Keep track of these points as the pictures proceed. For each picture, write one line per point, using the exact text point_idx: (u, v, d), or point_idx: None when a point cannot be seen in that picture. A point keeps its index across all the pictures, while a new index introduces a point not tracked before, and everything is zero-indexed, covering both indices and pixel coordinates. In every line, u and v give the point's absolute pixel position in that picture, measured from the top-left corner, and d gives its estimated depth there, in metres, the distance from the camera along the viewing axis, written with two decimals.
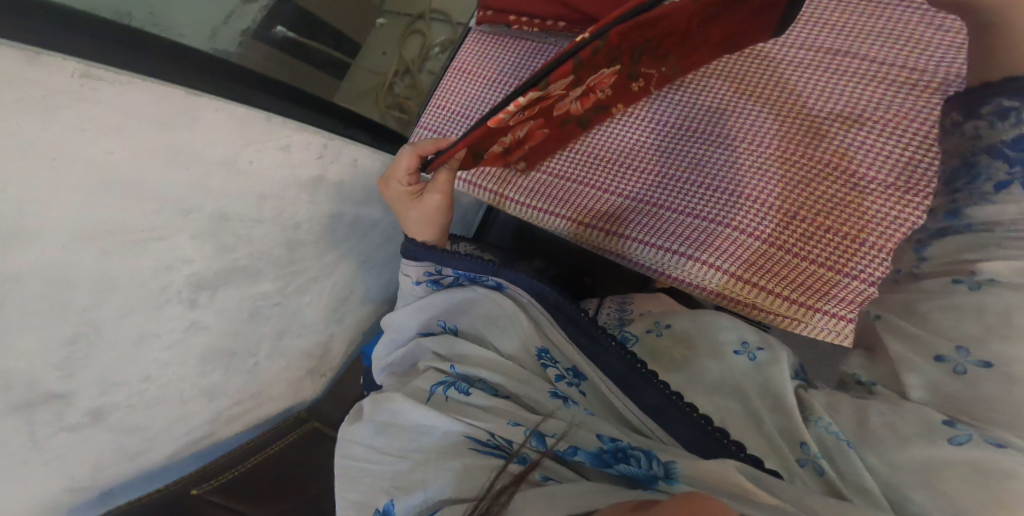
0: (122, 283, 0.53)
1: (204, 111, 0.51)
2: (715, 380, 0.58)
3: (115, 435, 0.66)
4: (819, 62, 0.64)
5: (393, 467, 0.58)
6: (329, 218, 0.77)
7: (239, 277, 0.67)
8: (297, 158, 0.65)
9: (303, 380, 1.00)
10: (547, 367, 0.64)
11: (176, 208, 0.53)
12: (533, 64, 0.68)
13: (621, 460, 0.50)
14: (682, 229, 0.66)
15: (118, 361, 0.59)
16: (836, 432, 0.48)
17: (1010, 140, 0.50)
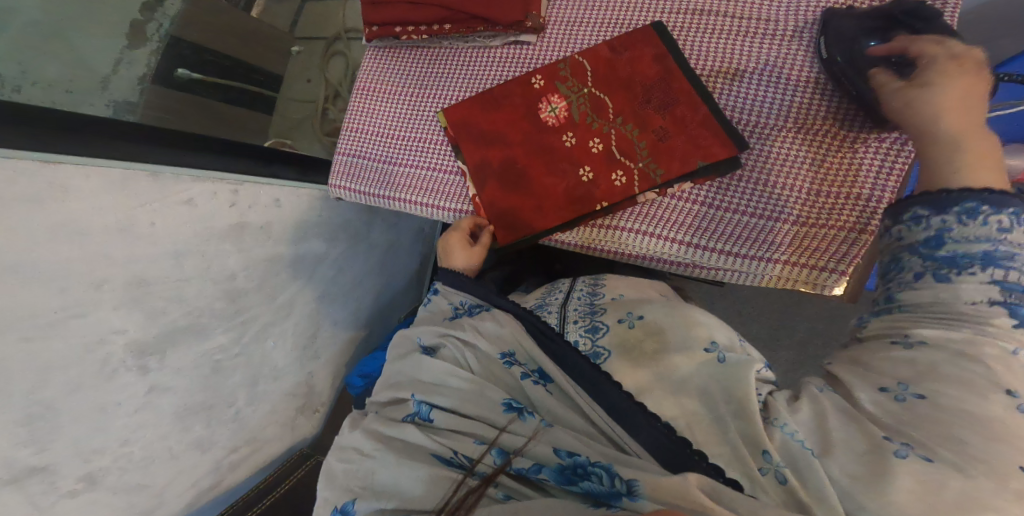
0: (57, 361, 0.52)
1: (69, 177, 0.49)
2: (685, 383, 0.45)
3: (118, 497, 0.67)
4: (725, 25, 0.59)
5: (364, 466, 0.47)
6: (268, 262, 0.79)
7: (185, 336, 0.67)
8: (206, 210, 0.65)
9: (297, 418, 1.03)
10: (510, 365, 0.50)
11: (87, 283, 0.52)
12: (435, 71, 0.72)
13: (584, 478, 0.39)
14: (700, 219, 0.57)
15: (85, 434, 0.58)
16: (799, 439, 0.37)
17: (924, 239, 0.40)
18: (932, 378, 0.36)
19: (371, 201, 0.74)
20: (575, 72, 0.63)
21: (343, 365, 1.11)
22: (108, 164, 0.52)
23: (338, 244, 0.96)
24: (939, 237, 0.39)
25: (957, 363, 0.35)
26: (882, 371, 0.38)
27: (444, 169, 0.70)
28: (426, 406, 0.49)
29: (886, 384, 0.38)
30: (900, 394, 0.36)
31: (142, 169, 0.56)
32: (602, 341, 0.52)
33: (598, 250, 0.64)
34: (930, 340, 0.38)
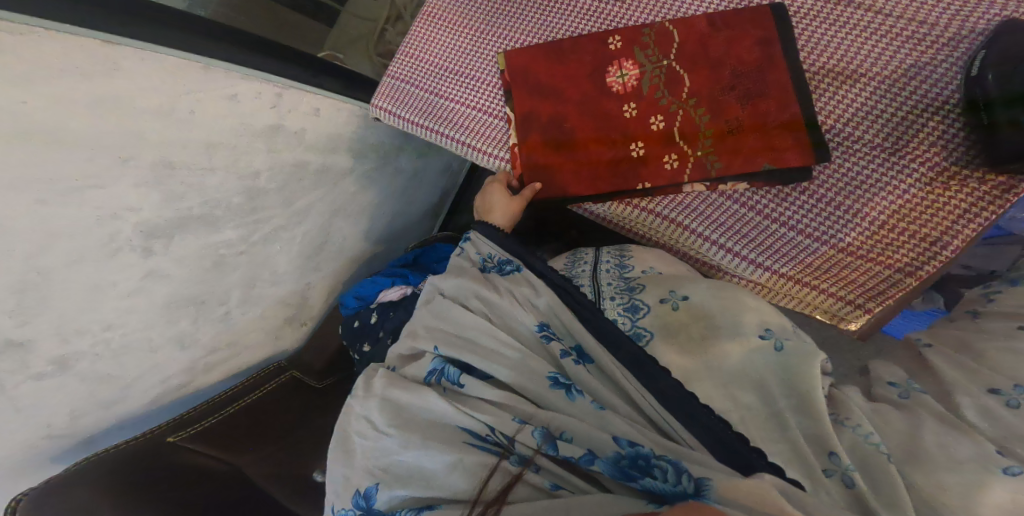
0: (64, 231, 0.49)
1: (125, 59, 0.46)
2: (735, 374, 0.46)
3: (86, 384, 0.66)
4: (859, 20, 0.53)
5: (382, 446, 0.47)
6: (294, 167, 0.75)
7: (197, 225, 0.64)
8: (247, 107, 0.61)
9: (283, 328, 1.00)
10: (549, 340, 0.50)
11: (114, 157, 0.49)
12: (509, 9, 0.68)
13: (644, 473, 0.39)
14: (751, 227, 0.56)
15: (73, 312, 0.57)
16: (875, 442, 0.39)
17: None
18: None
19: (410, 130, 0.71)
20: (659, 41, 0.60)
21: (341, 284, 1.09)
22: (163, 51, 0.49)
23: (366, 162, 0.93)
24: None
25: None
26: (993, 375, 0.43)
27: (494, 115, 0.67)
28: (453, 370, 0.50)
29: (998, 386, 0.42)
30: (1013, 396, 0.41)
31: (195, 61, 0.53)
32: (645, 321, 0.53)
33: (631, 227, 0.64)
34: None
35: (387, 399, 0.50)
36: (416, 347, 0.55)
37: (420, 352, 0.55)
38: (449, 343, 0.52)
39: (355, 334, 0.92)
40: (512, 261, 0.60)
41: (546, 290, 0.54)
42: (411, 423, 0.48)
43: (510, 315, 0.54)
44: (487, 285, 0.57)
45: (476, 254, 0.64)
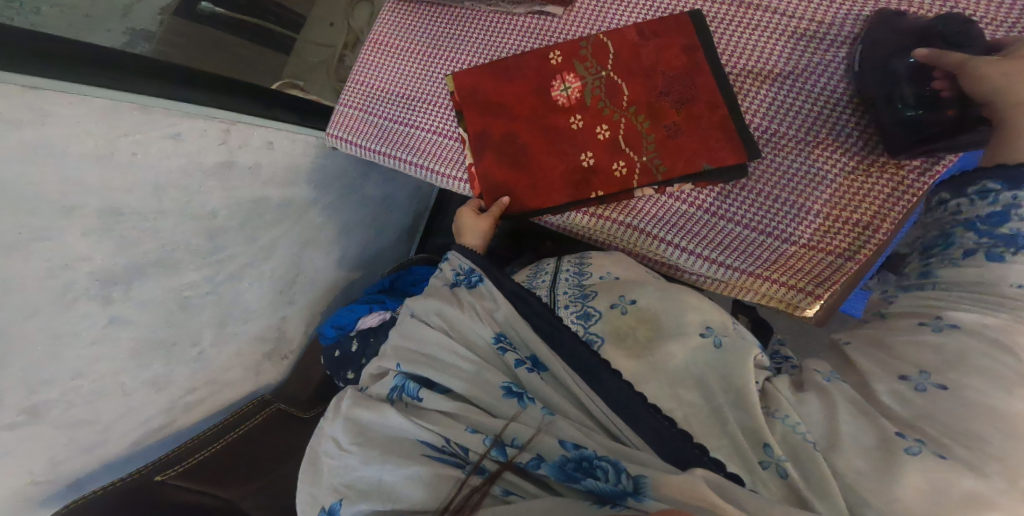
0: (14, 285, 0.49)
1: (52, 105, 0.46)
2: (679, 373, 0.46)
3: (60, 432, 0.63)
4: (770, 23, 0.57)
5: (346, 463, 0.47)
6: (254, 203, 0.76)
7: (156, 270, 0.64)
8: (192, 146, 0.62)
9: (263, 365, 0.99)
10: (504, 352, 0.50)
11: (56, 206, 0.49)
12: (451, 32, 0.70)
13: (588, 474, 0.39)
14: (704, 226, 0.57)
15: (36, 362, 0.55)
16: (804, 432, 0.39)
17: (985, 215, 0.49)
18: (954, 371, 0.39)
19: (367, 156, 0.72)
20: (596, 53, 0.62)
21: (318, 315, 1.08)
22: (94, 94, 0.50)
23: (329, 193, 0.93)
24: (999, 213, 0.48)
25: (982, 354, 0.39)
26: (900, 363, 0.42)
27: (447, 135, 0.68)
28: (413, 385, 0.51)
29: (906, 373, 0.41)
30: (920, 381, 0.40)
31: (130, 103, 0.54)
32: (595, 328, 0.53)
33: (585, 233, 0.65)
34: (965, 323, 0.42)
35: (350, 417, 0.50)
36: (382, 365, 0.55)
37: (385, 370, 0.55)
38: (411, 360, 0.52)
39: (337, 363, 0.91)
40: (475, 272, 0.60)
41: (502, 302, 0.54)
42: (373, 440, 0.48)
43: (468, 329, 0.54)
44: (449, 301, 0.57)
45: (450, 272, 0.64)
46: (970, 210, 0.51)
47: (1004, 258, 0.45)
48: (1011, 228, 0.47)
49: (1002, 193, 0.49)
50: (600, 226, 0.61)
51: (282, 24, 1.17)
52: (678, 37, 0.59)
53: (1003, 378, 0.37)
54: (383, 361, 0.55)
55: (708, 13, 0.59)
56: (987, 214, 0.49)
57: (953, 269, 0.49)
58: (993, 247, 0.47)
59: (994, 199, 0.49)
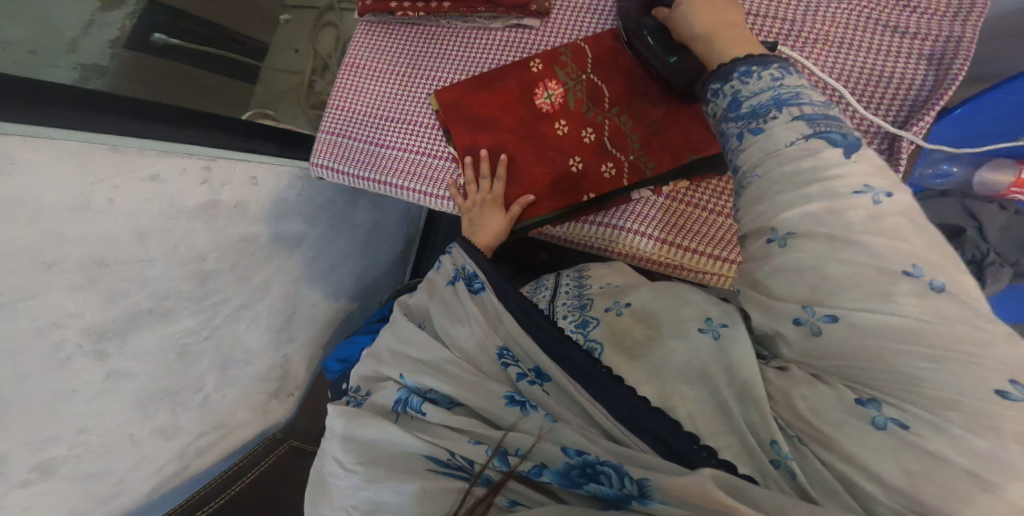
0: (6, 348, 0.47)
1: (17, 150, 0.44)
2: (680, 369, 0.42)
3: (71, 490, 0.61)
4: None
5: (348, 484, 0.44)
6: (243, 242, 0.74)
7: (150, 319, 0.62)
8: (172, 187, 0.60)
9: (270, 403, 0.97)
10: (507, 366, 0.47)
11: (39, 262, 0.47)
12: (428, 50, 0.70)
13: (592, 479, 0.36)
14: (668, 214, 0.59)
15: (36, 422, 0.53)
16: (788, 427, 0.35)
17: (727, 105, 0.42)
18: (833, 296, 0.33)
19: (354, 183, 0.71)
20: (575, 58, 0.62)
21: (320, 349, 1.06)
22: (59, 136, 0.48)
23: (318, 224, 0.92)
24: (737, 99, 0.42)
25: (844, 260, 0.33)
26: (780, 302, 0.36)
27: (434, 153, 0.68)
28: (418, 399, 0.48)
29: (796, 314, 0.34)
30: (814, 322, 0.34)
31: (100, 142, 0.52)
32: (595, 334, 0.50)
33: (576, 240, 0.64)
34: (785, 184, 0.37)
35: (348, 435, 0.47)
36: (382, 372, 0.53)
37: (384, 378, 0.53)
38: (413, 372, 0.50)
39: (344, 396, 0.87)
40: (477, 275, 0.56)
41: (505, 314, 0.50)
42: (376, 456, 0.45)
43: (466, 342, 0.51)
44: (446, 314, 0.55)
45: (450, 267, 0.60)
46: (714, 115, 0.44)
47: (764, 129, 0.39)
48: (751, 106, 0.40)
49: (726, 87, 0.43)
50: (587, 228, 0.62)
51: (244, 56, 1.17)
52: None
53: (879, 293, 0.31)
54: (385, 372, 0.53)
55: None
56: (727, 105, 0.43)
57: (741, 158, 0.40)
58: (746, 130, 0.40)
59: (724, 94, 0.43)
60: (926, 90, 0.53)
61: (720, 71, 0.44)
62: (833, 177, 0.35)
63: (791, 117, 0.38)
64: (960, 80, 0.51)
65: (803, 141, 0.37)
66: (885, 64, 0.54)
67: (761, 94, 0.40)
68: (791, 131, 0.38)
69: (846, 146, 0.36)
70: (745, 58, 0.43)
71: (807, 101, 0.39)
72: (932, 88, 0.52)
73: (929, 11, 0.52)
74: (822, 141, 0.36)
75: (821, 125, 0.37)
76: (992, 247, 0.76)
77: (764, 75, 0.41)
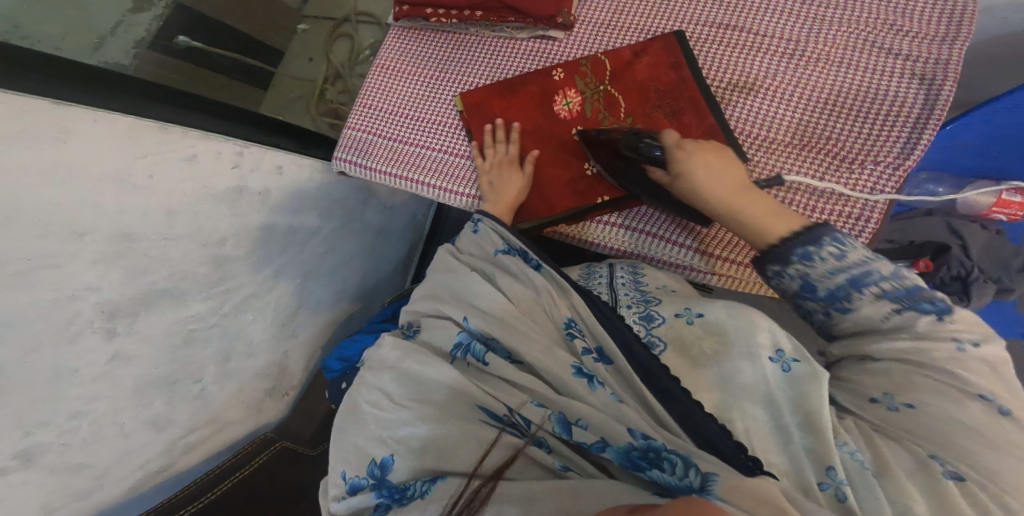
0: (21, 316, 0.46)
1: (75, 122, 0.46)
2: (745, 388, 0.46)
3: (54, 479, 0.58)
4: (747, 43, 0.64)
5: (397, 418, 0.46)
6: (260, 231, 0.76)
7: (163, 299, 0.62)
8: (207, 169, 0.63)
9: (264, 400, 0.95)
10: (573, 338, 0.50)
11: (69, 231, 0.47)
12: (455, 55, 0.74)
13: (655, 464, 0.38)
14: (668, 214, 0.63)
15: (35, 402, 0.51)
16: (858, 457, 0.39)
17: (801, 287, 0.47)
18: (911, 390, 0.41)
19: (375, 178, 0.73)
20: (595, 69, 0.66)
21: (319, 348, 1.06)
22: (118, 115, 0.51)
23: (331, 221, 0.94)
24: (807, 281, 0.47)
25: (922, 372, 0.41)
26: (867, 384, 0.44)
27: (454, 153, 0.71)
28: (481, 347, 0.49)
29: (876, 395, 0.43)
30: (891, 402, 0.42)
31: (151, 122, 0.55)
32: (659, 330, 0.53)
33: (574, 239, 0.67)
34: (887, 347, 0.43)
35: (406, 372, 0.49)
36: (443, 314, 0.54)
37: (444, 318, 0.54)
38: (477, 320, 0.51)
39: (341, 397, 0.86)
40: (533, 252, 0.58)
41: (571, 291, 0.53)
42: (428, 397, 0.47)
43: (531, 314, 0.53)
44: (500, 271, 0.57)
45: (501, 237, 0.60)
46: (785, 289, 0.49)
47: (851, 307, 0.45)
48: (825, 289, 0.46)
49: (787, 270, 0.48)
50: (586, 227, 0.65)
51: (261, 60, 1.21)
52: (677, 52, 0.64)
53: (951, 400, 0.39)
54: (443, 309, 0.54)
55: (689, 33, 0.67)
56: (798, 288, 0.48)
57: (835, 328, 0.47)
58: (832, 307, 0.46)
59: (790, 276, 0.48)
60: (922, 104, 0.57)
61: (777, 255, 0.48)
62: (935, 340, 0.42)
63: (874, 296, 0.44)
64: (951, 99, 0.55)
65: (897, 315, 0.43)
66: (882, 81, 0.59)
67: (833, 278, 0.45)
68: (878, 306, 0.44)
69: (939, 311, 0.42)
70: (797, 237, 0.47)
71: (879, 275, 0.44)
72: (927, 102, 0.56)
73: (921, 37, 0.58)
74: (913, 312, 0.43)
75: (908, 300, 0.43)
76: (976, 266, 0.81)
77: (824, 255, 0.46)
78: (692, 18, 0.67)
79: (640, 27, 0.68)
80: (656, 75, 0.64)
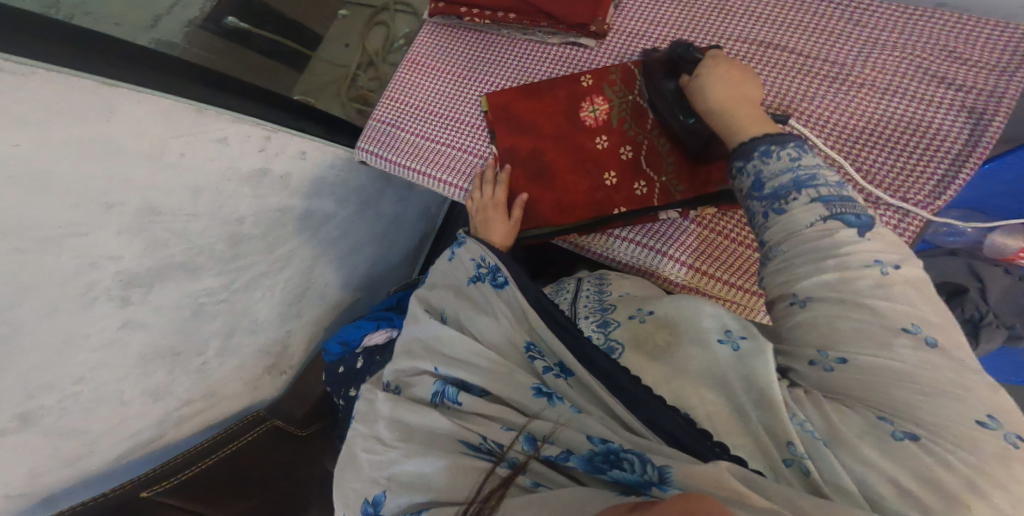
0: (41, 283, 0.47)
1: (118, 102, 0.48)
2: (699, 373, 0.47)
3: (51, 443, 0.59)
4: (789, 63, 0.63)
5: (388, 458, 0.47)
6: (278, 213, 0.77)
7: (177, 273, 0.63)
8: (236, 151, 0.64)
9: (262, 377, 0.96)
10: (533, 359, 0.51)
11: (99, 202, 0.48)
12: (486, 54, 0.74)
13: (614, 465, 0.39)
14: (694, 239, 0.62)
15: (44, 366, 0.52)
16: (809, 428, 0.39)
17: (752, 185, 0.49)
18: (842, 342, 0.40)
19: (395, 170, 0.73)
20: (624, 78, 0.66)
21: (322, 330, 1.07)
22: (157, 96, 0.52)
23: (348, 206, 0.95)
24: (758, 178, 0.48)
25: (851, 311, 0.40)
26: (801, 346, 0.43)
27: (476, 154, 0.71)
28: (453, 389, 0.50)
29: (812, 356, 0.42)
30: (825, 361, 0.41)
31: (188, 103, 0.56)
32: (616, 335, 0.55)
33: (590, 248, 0.68)
34: (812, 282, 0.42)
35: (394, 420, 0.50)
36: (418, 366, 0.55)
37: (418, 370, 0.55)
38: (448, 364, 0.53)
39: (340, 379, 0.93)
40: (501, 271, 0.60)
41: (528, 309, 0.54)
42: (415, 436, 0.48)
43: (493, 334, 0.55)
44: (468, 306, 0.59)
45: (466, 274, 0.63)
46: (740, 189, 0.51)
47: (788, 209, 0.46)
48: (773, 187, 0.47)
49: (746, 166, 0.50)
50: (602, 240, 0.65)
51: (298, 41, 1.21)
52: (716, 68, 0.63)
53: (884, 342, 0.38)
54: (417, 362, 0.55)
55: (727, 50, 0.66)
56: (750, 184, 0.49)
57: (768, 235, 0.47)
58: (771, 208, 0.47)
59: (746, 172, 0.50)
60: (964, 142, 0.55)
61: (741, 150, 0.50)
62: (857, 272, 0.41)
63: (809, 199, 0.45)
64: (995, 140, 0.54)
65: (822, 223, 0.44)
66: (926, 113, 0.57)
67: (781, 176, 0.47)
68: (810, 213, 0.44)
69: (860, 227, 0.43)
70: (764, 137, 0.50)
71: (823, 182, 0.45)
72: (970, 141, 0.55)
73: (973, 72, 0.56)
74: (838, 223, 0.43)
75: (837, 208, 0.44)
76: (990, 310, 0.79)
77: (782, 156, 0.48)
78: (733, 35, 0.66)
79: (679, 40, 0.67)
80: None
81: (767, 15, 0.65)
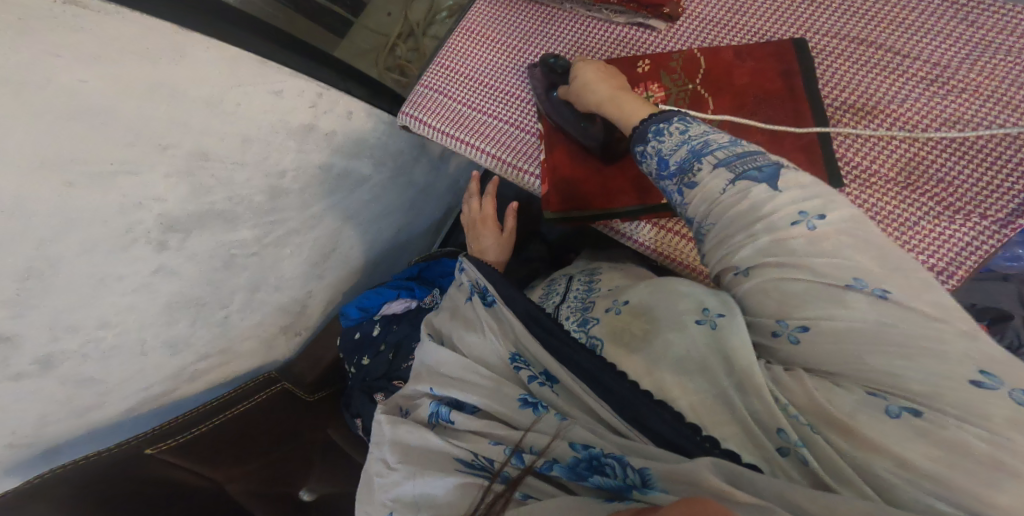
0: (84, 220, 0.46)
1: (191, 48, 0.49)
2: (678, 358, 0.45)
3: (67, 387, 0.59)
4: (881, 61, 0.61)
5: (391, 479, 0.47)
6: (317, 170, 0.76)
7: (215, 221, 0.63)
8: (289, 104, 0.64)
9: (278, 337, 0.96)
10: (519, 370, 0.50)
11: (153, 143, 0.48)
12: (546, 27, 0.72)
13: (597, 471, 0.40)
14: None
15: (76, 305, 0.52)
16: (794, 413, 0.37)
17: (659, 164, 0.52)
18: (806, 308, 0.39)
19: (441, 140, 0.72)
20: (686, 65, 0.65)
21: (341, 293, 1.07)
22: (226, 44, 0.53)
23: (383, 171, 0.94)
24: (663, 157, 0.51)
25: (790, 280, 0.40)
26: (762, 318, 0.42)
27: (525, 129, 0.70)
28: (446, 408, 0.51)
29: (775, 328, 0.41)
30: (788, 332, 0.40)
31: (255, 55, 0.57)
32: (595, 331, 0.53)
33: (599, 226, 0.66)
34: (749, 257, 0.43)
35: (398, 442, 0.50)
36: (420, 391, 0.55)
37: (419, 393, 0.56)
38: (443, 384, 0.53)
39: (353, 346, 0.93)
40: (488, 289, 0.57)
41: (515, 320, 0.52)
42: (415, 455, 0.48)
43: (484, 350, 0.54)
44: (464, 326, 0.58)
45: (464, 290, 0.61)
46: (650, 171, 0.54)
47: (697, 179, 0.48)
48: (677, 162, 0.50)
49: (647, 145, 0.53)
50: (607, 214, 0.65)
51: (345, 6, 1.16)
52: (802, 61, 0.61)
53: (838, 302, 0.38)
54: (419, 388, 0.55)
55: (812, 44, 0.64)
56: (657, 164, 0.52)
57: (693, 212, 0.49)
58: (684, 183, 0.50)
59: (648, 153, 0.53)
60: None
61: (637, 132, 0.54)
62: (788, 233, 0.42)
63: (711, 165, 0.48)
64: None
65: (733, 186, 0.46)
66: None
67: (680, 149, 0.50)
68: (718, 179, 0.47)
69: (766, 179, 0.45)
70: (652, 117, 0.54)
71: (719, 146, 0.48)
72: None
73: None
74: (746, 182, 0.45)
75: (740, 166, 0.46)
76: None
77: (672, 131, 0.52)
78: (825, 27, 0.63)
79: (767, 28, 0.65)
80: (762, 82, 0.62)
81: (863, 8, 0.62)
